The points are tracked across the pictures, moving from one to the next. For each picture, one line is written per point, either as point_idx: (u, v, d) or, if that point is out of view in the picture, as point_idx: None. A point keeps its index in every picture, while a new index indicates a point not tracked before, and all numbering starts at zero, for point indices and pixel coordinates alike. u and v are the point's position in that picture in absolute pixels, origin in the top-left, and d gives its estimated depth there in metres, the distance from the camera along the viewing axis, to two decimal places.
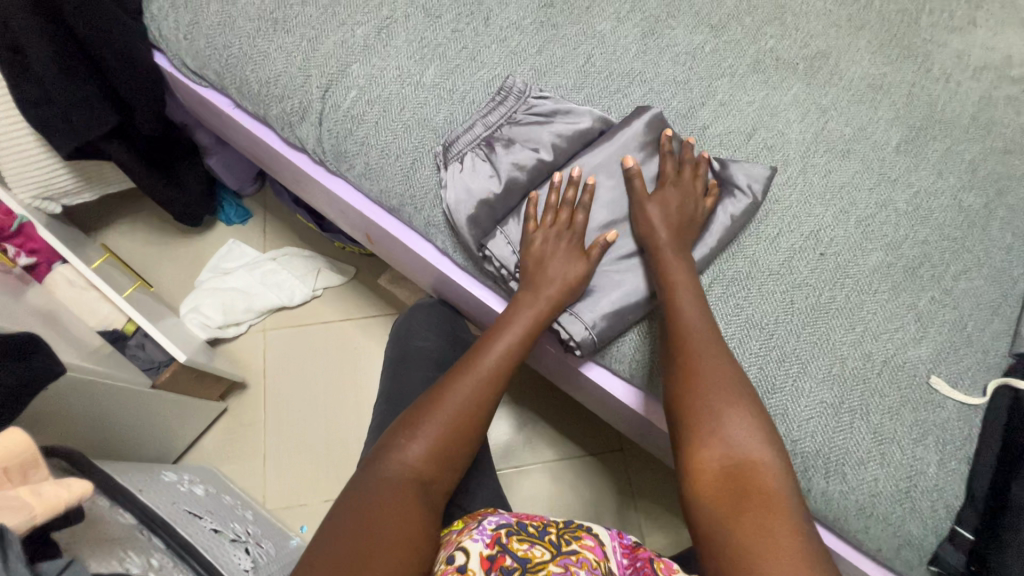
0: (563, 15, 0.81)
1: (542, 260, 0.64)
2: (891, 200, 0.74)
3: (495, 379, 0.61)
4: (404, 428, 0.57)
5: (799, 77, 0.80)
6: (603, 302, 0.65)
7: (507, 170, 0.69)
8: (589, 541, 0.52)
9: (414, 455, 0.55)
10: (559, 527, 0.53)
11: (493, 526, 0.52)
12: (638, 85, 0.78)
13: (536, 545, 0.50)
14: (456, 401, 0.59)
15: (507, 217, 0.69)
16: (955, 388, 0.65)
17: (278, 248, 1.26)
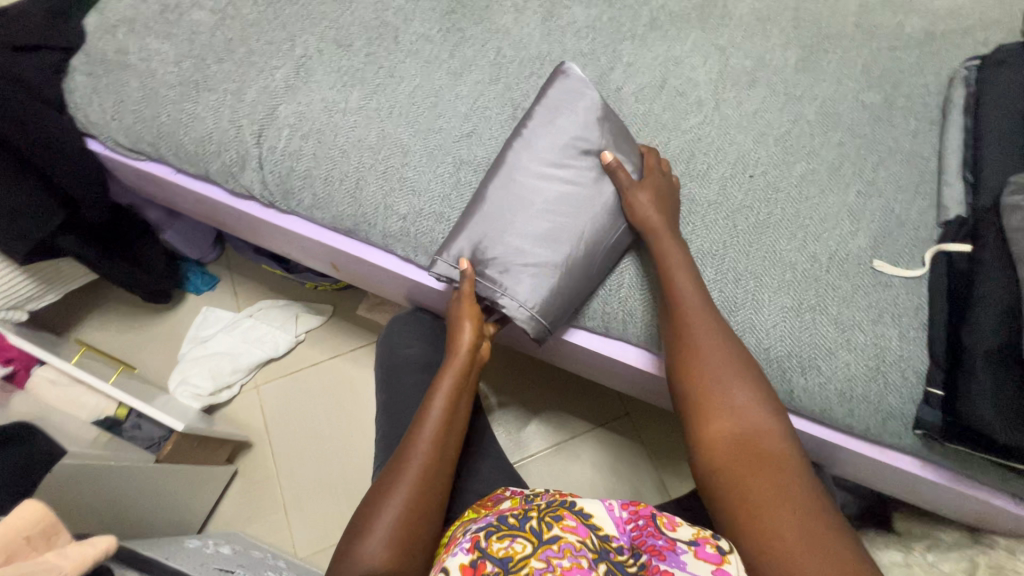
0: (466, 19, 0.86)
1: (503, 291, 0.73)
2: (802, 114, 0.80)
3: (448, 417, 0.62)
4: (374, 502, 0.56)
5: (693, 26, 0.86)
6: (456, 235, 0.69)
7: (527, 253, 0.67)
8: (570, 521, 0.49)
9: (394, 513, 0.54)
10: (539, 511, 0.50)
11: (473, 532, 0.50)
12: (550, 65, 0.83)
13: (517, 537, 0.48)
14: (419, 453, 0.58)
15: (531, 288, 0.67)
16: (898, 266, 0.70)
17: (253, 304, 1.28)
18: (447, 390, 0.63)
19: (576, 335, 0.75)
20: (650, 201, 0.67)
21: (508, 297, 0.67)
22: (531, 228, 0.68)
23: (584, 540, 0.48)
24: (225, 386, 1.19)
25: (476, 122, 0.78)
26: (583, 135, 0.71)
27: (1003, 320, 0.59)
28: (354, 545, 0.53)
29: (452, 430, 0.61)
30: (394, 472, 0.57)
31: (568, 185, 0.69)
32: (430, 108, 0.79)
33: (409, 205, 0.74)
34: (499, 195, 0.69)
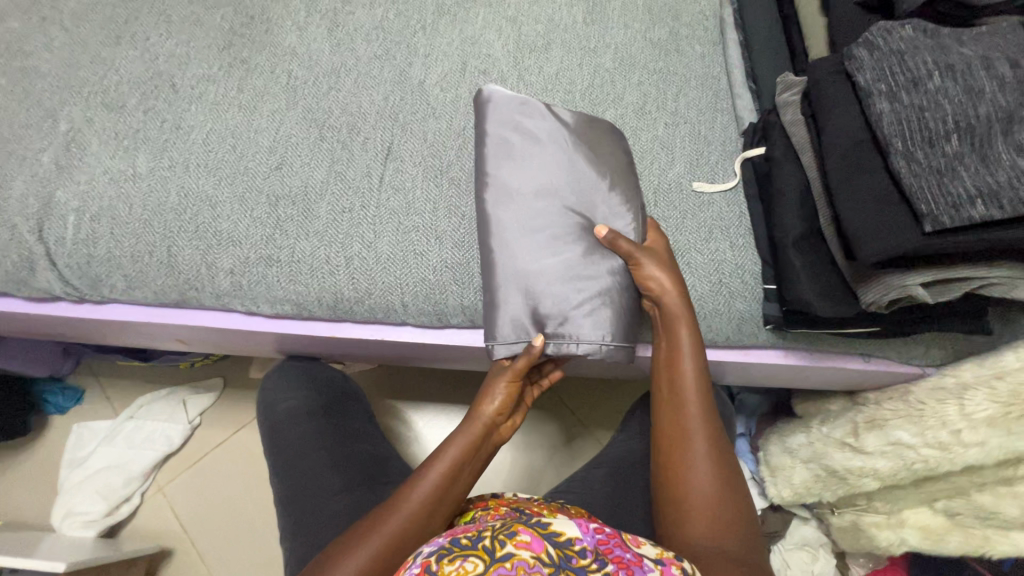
0: (248, 49, 0.81)
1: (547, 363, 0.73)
2: (600, 64, 0.82)
3: (452, 477, 0.60)
4: (355, 535, 0.55)
5: (480, 3, 0.87)
6: (498, 313, 0.64)
7: (584, 291, 0.64)
8: (525, 535, 0.43)
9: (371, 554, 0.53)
10: (493, 529, 0.44)
11: (422, 557, 0.43)
12: (347, 75, 0.80)
13: (468, 557, 0.42)
14: (414, 499, 0.58)
15: (607, 323, 0.64)
16: (715, 183, 0.74)
17: (132, 404, 1.17)
18: (462, 454, 0.62)
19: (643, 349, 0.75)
20: (660, 256, 0.64)
21: (584, 343, 0.63)
22: (567, 261, 0.65)
23: (541, 554, 0.42)
24: (122, 501, 1.08)
25: (283, 153, 0.74)
26: (548, 152, 0.68)
27: (801, 206, 0.64)
28: None
29: (454, 494, 0.60)
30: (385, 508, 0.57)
31: (569, 208, 0.67)
32: (229, 151, 0.74)
33: (233, 258, 0.69)
34: (510, 247, 0.65)
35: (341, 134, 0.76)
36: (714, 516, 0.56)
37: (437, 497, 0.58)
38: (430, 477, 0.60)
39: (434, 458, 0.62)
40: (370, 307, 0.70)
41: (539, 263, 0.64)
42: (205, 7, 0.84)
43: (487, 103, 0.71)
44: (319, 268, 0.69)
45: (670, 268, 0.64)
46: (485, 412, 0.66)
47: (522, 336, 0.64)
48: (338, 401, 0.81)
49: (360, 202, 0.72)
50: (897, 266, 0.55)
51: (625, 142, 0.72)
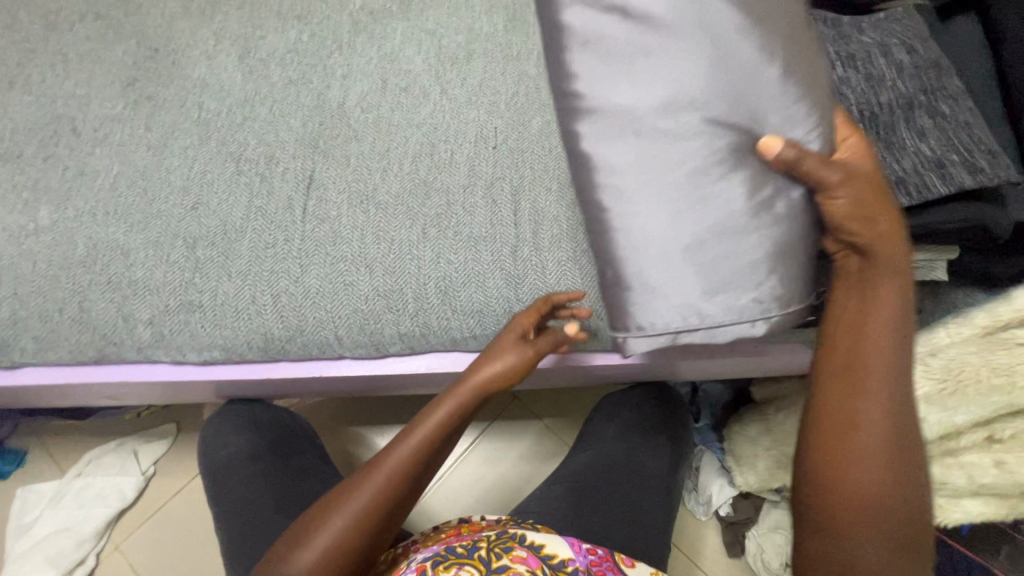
0: (153, 83, 0.77)
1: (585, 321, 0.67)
2: (524, 71, 0.81)
3: (414, 465, 0.57)
4: (312, 515, 0.55)
5: (397, 17, 0.84)
6: (627, 301, 0.51)
7: (755, 247, 0.48)
8: (520, 551, 0.55)
9: (324, 541, 0.54)
10: (491, 540, 0.56)
11: (421, 562, 0.54)
12: (262, 103, 0.77)
13: (465, 565, 0.53)
14: (364, 494, 0.55)
15: (782, 285, 0.50)
16: None
17: (79, 460, 1.11)
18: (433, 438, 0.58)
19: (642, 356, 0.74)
20: (861, 188, 0.47)
21: (761, 320, 0.50)
22: (720, 221, 0.48)
23: (533, 568, 0.53)
24: (76, 563, 1.03)
25: (198, 191, 0.71)
26: (668, 48, 0.47)
27: None
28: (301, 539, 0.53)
29: (416, 478, 0.57)
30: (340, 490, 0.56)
31: (711, 135, 0.47)
32: (139, 193, 0.70)
33: (151, 308, 0.66)
34: (636, 203, 0.48)
35: (259, 166, 0.72)
36: (866, 517, 0.48)
37: (392, 490, 0.56)
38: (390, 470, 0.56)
39: (401, 441, 0.57)
40: (304, 345, 0.67)
41: (688, 217, 0.48)
42: (105, 43, 0.80)
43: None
44: (245, 309, 0.66)
45: (870, 211, 0.47)
46: (494, 368, 0.60)
47: (668, 332, 0.50)
48: (286, 439, 0.78)
49: (284, 236, 0.69)
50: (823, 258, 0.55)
51: (803, 6, 0.50)
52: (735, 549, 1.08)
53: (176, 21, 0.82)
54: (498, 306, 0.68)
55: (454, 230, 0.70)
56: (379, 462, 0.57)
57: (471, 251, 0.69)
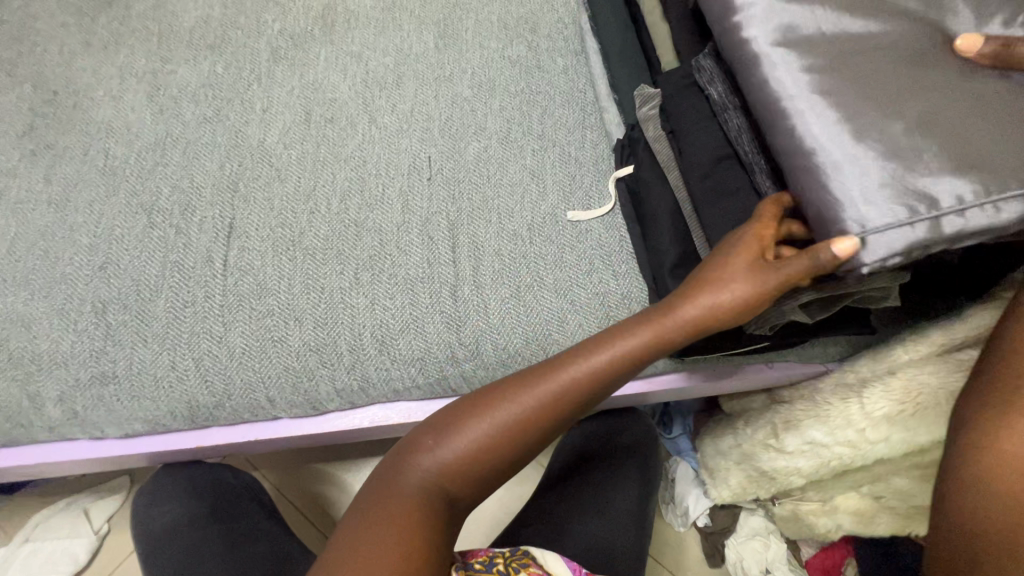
0: (53, 131, 0.71)
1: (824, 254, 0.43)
2: (457, 93, 0.76)
3: (573, 387, 0.53)
4: (433, 428, 0.56)
5: (319, 41, 0.79)
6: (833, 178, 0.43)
7: (907, 196, 0.41)
8: (535, 567, 0.55)
9: (437, 464, 0.54)
10: (507, 557, 0.57)
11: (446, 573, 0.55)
12: (174, 145, 0.71)
13: None
14: (487, 420, 0.54)
15: (908, 223, 0.41)
16: (591, 208, 0.70)
17: (25, 525, 1.05)
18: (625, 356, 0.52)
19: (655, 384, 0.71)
20: None
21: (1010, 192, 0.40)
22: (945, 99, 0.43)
23: None
24: None
25: (106, 250, 0.65)
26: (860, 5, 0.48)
27: (673, 229, 0.61)
28: (424, 450, 0.55)
29: (560, 411, 0.54)
30: (468, 414, 0.55)
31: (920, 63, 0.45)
32: (41, 257, 0.64)
33: (59, 384, 0.60)
34: (852, 113, 0.44)
35: (173, 216, 0.67)
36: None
37: (518, 425, 0.54)
38: (539, 391, 0.54)
39: (609, 339, 0.53)
40: (234, 409, 0.63)
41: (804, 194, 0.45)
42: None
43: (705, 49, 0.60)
44: (164, 377, 0.61)
45: None
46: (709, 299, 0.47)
47: (906, 205, 0.41)
48: (228, 503, 0.74)
49: (204, 293, 0.64)
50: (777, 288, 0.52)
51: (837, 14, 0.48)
52: (716, 559, 1.07)
53: (76, 60, 0.76)
54: (440, 353, 0.64)
55: (389, 272, 0.65)
56: (596, 346, 0.53)
57: (408, 295, 0.65)
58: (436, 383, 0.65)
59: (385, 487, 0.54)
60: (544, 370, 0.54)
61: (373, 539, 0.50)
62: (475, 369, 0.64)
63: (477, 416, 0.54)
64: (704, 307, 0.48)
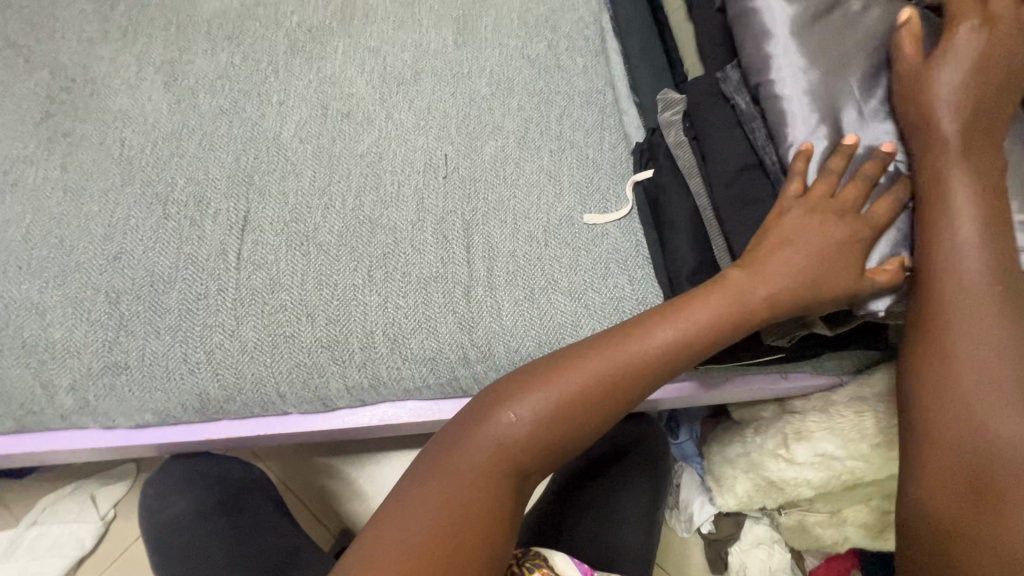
0: (70, 119, 0.71)
1: (815, 275, 0.50)
2: (474, 90, 0.76)
3: (651, 360, 0.52)
4: (511, 395, 0.53)
5: (337, 34, 0.78)
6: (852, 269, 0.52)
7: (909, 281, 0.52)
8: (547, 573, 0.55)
9: (518, 430, 0.51)
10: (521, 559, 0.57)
11: None
12: (190, 136, 0.71)
13: None
14: (572, 385, 0.52)
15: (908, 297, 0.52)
16: (607, 211, 0.69)
17: (32, 509, 1.06)
18: (699, 327, 0.52)
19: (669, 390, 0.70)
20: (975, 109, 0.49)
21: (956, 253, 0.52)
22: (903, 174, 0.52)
23: None
24: None
25: (121, 240, 0.65)
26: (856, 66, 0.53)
27: (693, 237, 0.61)
28: (501, 412, 0.52)
29: (622, 387, 0.52)
30: (558, 369, 0.53)
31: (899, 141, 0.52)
32: (54, 245, 0.64)
33: (71, 372, 0.60)
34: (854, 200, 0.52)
35: (188, 208, 0.67)
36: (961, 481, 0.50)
37: (593, 398, 0.52)
38: (626, 356, 0.52)
39: (691, 307, 0.52)
40: (245, 403, 0.63)
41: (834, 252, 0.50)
42: (16, 73, 0.73)
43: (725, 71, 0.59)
44: (175, 369, 0.61)
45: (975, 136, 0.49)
46: (723, 307, 0.52)
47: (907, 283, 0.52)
48: (235, 494, 0.74)
49: (217, 286, 0.63)
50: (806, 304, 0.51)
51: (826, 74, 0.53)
52: (719, 565, 1.06)
53: (93, 48, 0.75)
54: (453, 353, 0.63)
55: (403, 270, 0.65)
56: (663, 321, 0.53)
57: (421, 294, 0.64)
58: (447, 383, 0.65)
59: (455, 450, 0.52)
60: (617, 338, 0.53)
61: (431, 517, 0.48)
62: (487, 371, 0.64)
63: (565, 375, 0.52)
64: (723, 312, 0.52)
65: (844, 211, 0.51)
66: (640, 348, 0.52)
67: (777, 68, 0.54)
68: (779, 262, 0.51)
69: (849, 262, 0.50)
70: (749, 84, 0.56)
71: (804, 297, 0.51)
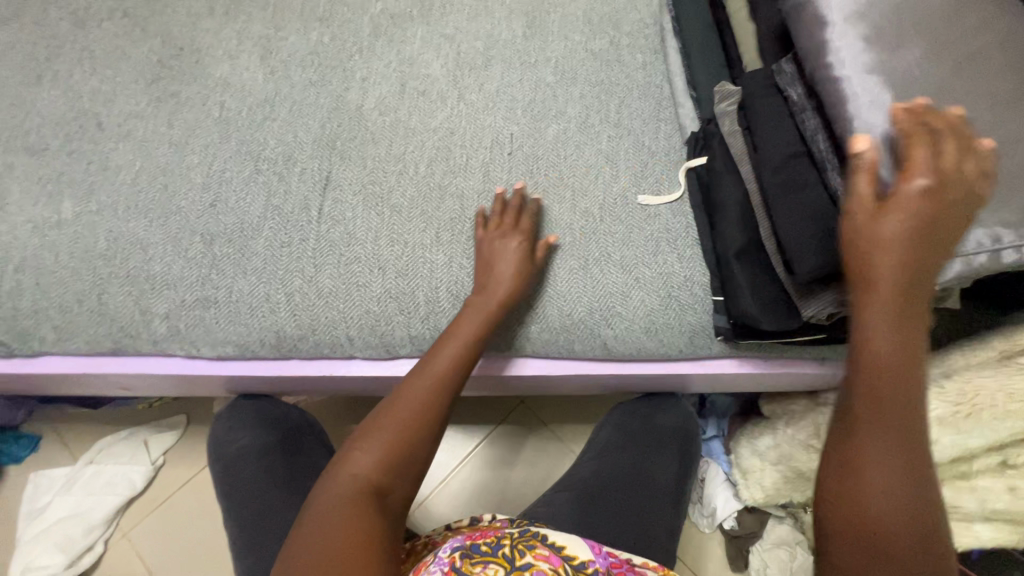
0: (177, 82, 0.79)
1: (504, 293, 0.64)
2: (541, 78, 0.81)
3: (445, 393, 0.60)
4: (359, 436, 0.56)
5: (417, 22, 0.85)
6: None
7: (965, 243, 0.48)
8: (543, 550, 0.53)
9: (369, 459, 0.54)
10: (514, 538, 0.54)
11: (448, 553, 0.52)
12: (281, 104, 0.78)
13: (490, 563, 0.51)
14: (409, 400, 0.58)
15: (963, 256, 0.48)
16: (660, 194, 0.73)
17: (90, 449, 1.13)
18: (461, 335, 0.63)
19: (710, 367, 0.72)
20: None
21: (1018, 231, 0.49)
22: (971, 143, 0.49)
23: (556, 568, 0.51)
24: (84, 551, 1.04)
25: (217, 189, 0.72)
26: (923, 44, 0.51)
27: (741, 218, 0.63)
28: (352, 455, 0.55)
29: (441, 403, 0.59)
30: (375, 422, 0.57)
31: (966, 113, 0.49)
32: (159, 190, 0.71)
33: (167, 302, 0.67)
34: None
35: (277, 166, 0.73)
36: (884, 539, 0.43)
37: (415, 426, 0.57)
38: (416, 386, 0.59)
39: (458, 327, 0.63)
40: (316, 343, 0.68)
41: (569, 271, 0.69)
42: (132, 40, 0.81)
43: (782, 62, 0.60)
44: (259, 306, 0.67)
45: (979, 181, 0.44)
46: (469, 312, 0.64)
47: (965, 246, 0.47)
48: (293, 436, 0.79)
49: (299, 236, 0.70)
50: (843, 278, 0.54)
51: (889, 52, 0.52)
52: (740, 563, 1.07)
53: (200, 22, 0.84)
54: (510, 312, 0.68)
55: (468, 234, 0.70)
56: (440, 350, 0.62)
57: None
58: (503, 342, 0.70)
59: (337, 483, 0.53)
60: (391, 399, 0.59)
61: (329, 540, 0.47)
62: (540, 332, 0.69)
63: (391, 413, 0.57)
64: (460, 337, 0.63)
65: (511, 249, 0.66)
66: (405, 407, 0.57)
67: (831, 51, 0.53)
68: (484, 289, 0.65)
69: (517, 288, 0.65)
70: (805, 75, 0.57)
71: (512, 302, 0.65)
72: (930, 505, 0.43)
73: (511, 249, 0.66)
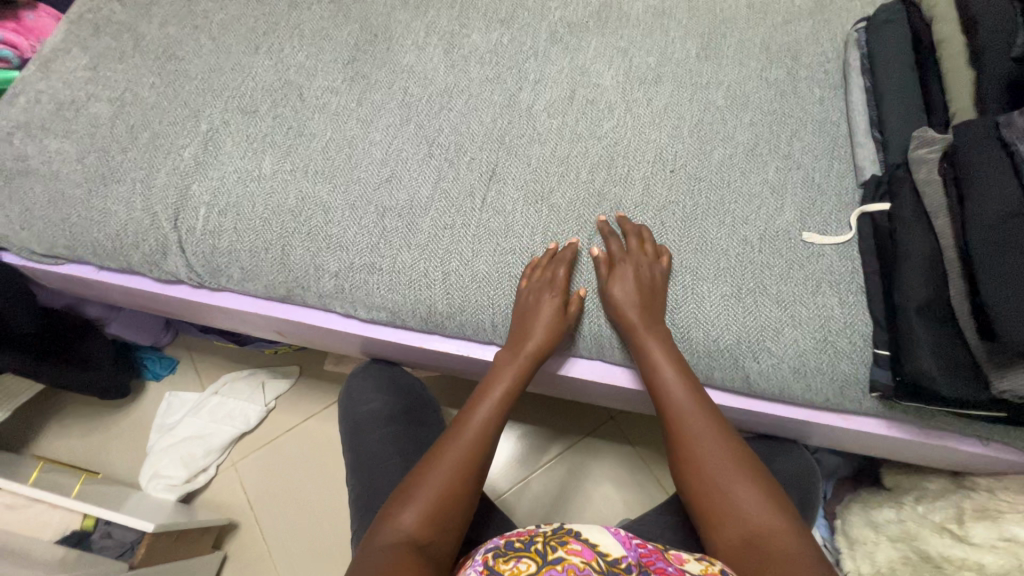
0: (369, 65, 0.86)
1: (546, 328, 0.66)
2: (711, 100, 0.81)
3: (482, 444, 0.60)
4: (401, 495, 0.57)
5: (593, 32, 0.88)
6: None
7: None
8: (576, 543, 0.49)
9: (411, 514, 0.54)
10: (546, 535, 0.50)
11: (483, 553, 0.50)
12: (459, 96, 0.83)
13: (522, 557, 0.48)
14: (458, 448, 0.59)
15: None
16: (826, 234, 0.70)
17: (217, 380, 1.25)
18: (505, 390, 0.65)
19: (853, 422, 0.68)
20: None
21: None
22: None
23: (589, 562, 0.47)
24: (200, 471, 1.15)
25: (394, 167, 0.78)
26: None
27: (926, 273, 0.60)
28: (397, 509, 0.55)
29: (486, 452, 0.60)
30: (422, 469, 0.59)
31: None
32: (345, 160, 0.78)
33: (339, 263, 0.73)
34: None
35: (449, 152, 0.78)
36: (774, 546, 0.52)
37: (464, 470, 0.58)
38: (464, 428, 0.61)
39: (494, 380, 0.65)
40: (462, 323, 0.72)
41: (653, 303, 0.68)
42: (335, 23, 0.90)
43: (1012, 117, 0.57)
44: (417, 280, 0.72)
45: (648, 297, 0.67)
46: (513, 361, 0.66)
47: None
48: (414, 407, 0.83)
49: (462, 220, 0.74)
50: None
51: None
52: None
53: (395, 12, 0.91)
54: None
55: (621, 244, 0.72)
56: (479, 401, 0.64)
57: None
58: None
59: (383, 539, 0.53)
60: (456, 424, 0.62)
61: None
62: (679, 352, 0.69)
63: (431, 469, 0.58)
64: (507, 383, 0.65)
65: (552, 284, 0.68)
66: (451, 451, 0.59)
67: None
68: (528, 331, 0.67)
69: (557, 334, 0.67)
70: None
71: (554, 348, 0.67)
72: (774, 486, 0.57)
73: (545, 308, 0.67)
